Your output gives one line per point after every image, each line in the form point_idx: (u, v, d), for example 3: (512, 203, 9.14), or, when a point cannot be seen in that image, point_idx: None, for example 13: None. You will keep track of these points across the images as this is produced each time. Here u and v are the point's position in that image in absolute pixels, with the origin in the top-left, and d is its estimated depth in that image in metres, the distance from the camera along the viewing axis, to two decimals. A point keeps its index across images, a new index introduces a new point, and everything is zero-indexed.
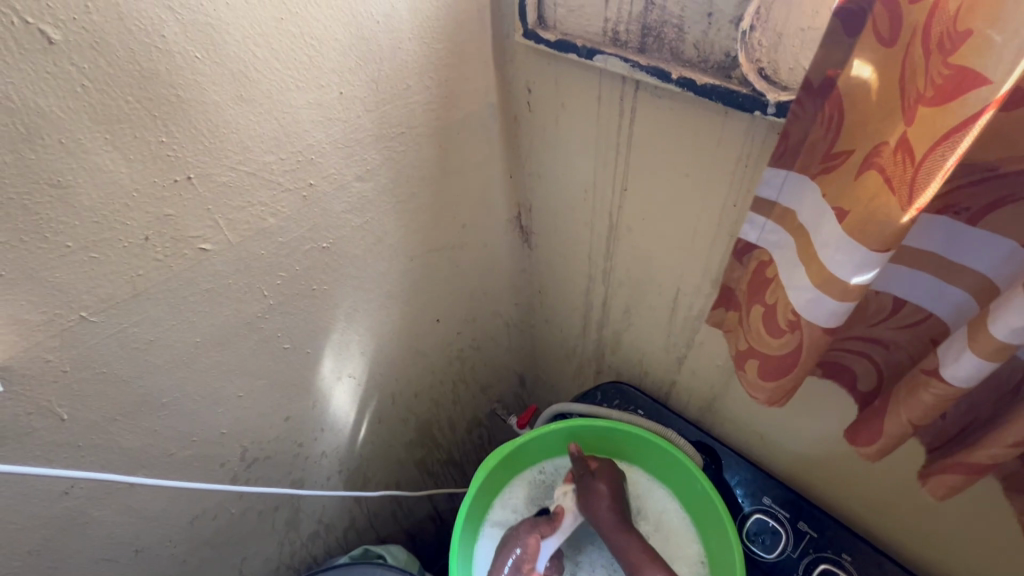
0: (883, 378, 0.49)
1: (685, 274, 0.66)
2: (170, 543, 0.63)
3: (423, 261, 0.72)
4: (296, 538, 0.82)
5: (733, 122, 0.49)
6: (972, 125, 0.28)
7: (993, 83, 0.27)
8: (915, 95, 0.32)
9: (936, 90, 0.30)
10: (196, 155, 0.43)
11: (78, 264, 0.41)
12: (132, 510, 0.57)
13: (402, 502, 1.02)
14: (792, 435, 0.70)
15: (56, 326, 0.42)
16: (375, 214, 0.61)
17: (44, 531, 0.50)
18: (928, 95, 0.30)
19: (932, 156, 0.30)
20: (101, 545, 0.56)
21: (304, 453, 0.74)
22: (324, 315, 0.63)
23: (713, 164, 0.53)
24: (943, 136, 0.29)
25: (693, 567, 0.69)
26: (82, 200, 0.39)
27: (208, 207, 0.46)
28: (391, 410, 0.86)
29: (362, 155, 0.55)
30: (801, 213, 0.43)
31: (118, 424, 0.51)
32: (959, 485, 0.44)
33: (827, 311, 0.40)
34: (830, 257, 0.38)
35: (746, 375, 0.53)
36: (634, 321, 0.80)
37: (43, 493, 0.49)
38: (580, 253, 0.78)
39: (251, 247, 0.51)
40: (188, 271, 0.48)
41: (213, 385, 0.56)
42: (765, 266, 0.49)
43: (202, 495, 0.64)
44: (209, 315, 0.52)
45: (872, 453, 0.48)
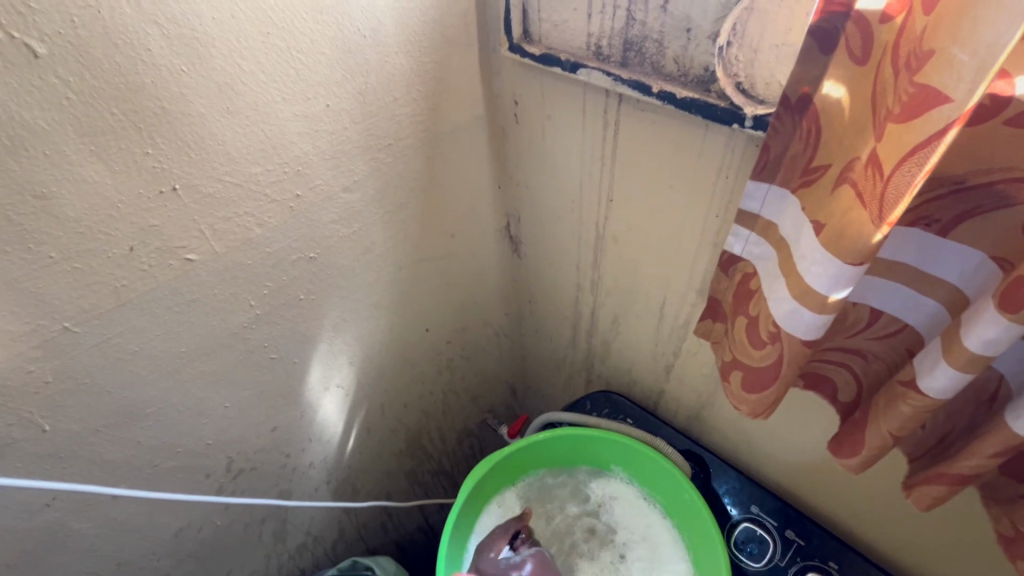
0: (862, 388, 0.49)
1: (671, 284, 0.66)
2: (153, 557, 0.63)
3: (411, 271, 0.72)
4: (283, 550, 0.81)
5: (713, 135, 0.49)
6: (938, 142, 0.29)
7: (954, 101, 0.28)
8: (883, 112, 0.33)
9: (902, 108, 0.31)
10: (182, 166, 0.43)
11: (62, 274, 0.41)
12: (115, 522, 0.56)
13: (392, 513, 1.01)
14: (779, 444, 0.71)
15: (39, 336, 0.42)
16: (363, 225, 0.61)
17: (24, 544, 0.50)
18: (896, 112, 0.31)
19: (901, 171, 0.31)
20: (82, 559, 0.55)
21: (292, 463, 0.73)
22: (311, 325, 0.63)
23: (695, 176, 0.54)
24: (911, 152, 0.30)
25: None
26: (66, 211, 0.39)
27: (193, 218, 0.46)
28: (380, 419, 0.85)
29: (350, 166, 0.56)
30: (782, 226, 0.44)
31: (101, 435, 0.50)
32: (937, 494, 0.44)
33: (806, 323, 0.41)
34: (808, 270, 0.39)
35: (730, 387, 0.53)
36: (622, 331, 0.80)
37: (24, 505, 0.48)
38: (568, 263, 0.79)
39: (238, 258, 0.51)
40: (173, 281, 0.48)
41: (198, 395, 0.56)
42: (750, 278, 0.49)
43: (187, 507, 0.63)
44: (194, 326, 0.52)
45: (853, 464, 0.49)
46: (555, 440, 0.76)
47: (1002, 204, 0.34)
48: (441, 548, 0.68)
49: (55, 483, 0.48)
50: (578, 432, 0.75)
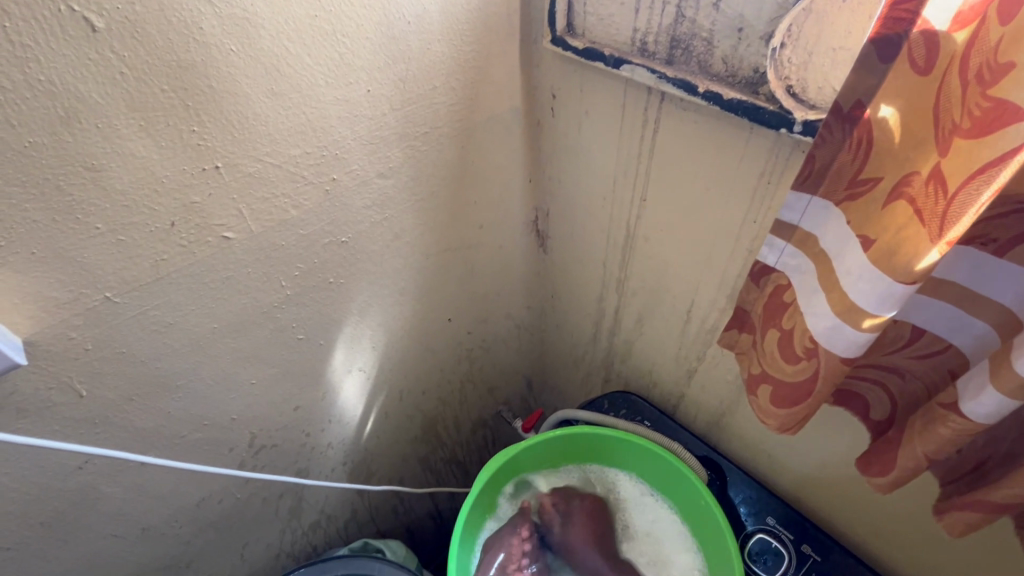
0: (896, 408, 0.48)
1: (700, 287, 0.65)
2: (176, 524, 0.64)
3: (437, 261, 0.73)
4: (297, 527, 0.83)
5: (757, 138, 0.48)
6: (1009, 163, 0.28)
7: None
8: (949, 126, 0.32)
9: (972, 123, 0.30)
10: (225, 145, 0.44)
11: (106, 245, 0.42)
12: (142, 489, 0.58)
13: (404, 498, 1.02)
14: (800, 457, 0.70)
15: (82, 305, 0.43)
16: (395, 211, 0.62)
17: (56, 504, 0.52)
18: (964, 127, 0.30)
19: (967, 190, 0.30)
20: (111, 522, 0.57)
21: (311, 443, 0.75)
22: (339, 308, 0.64)
23: (735, 180, 0.53)
24: (978, 171, 0.30)
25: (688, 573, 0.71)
26: (115, 184, 0.40)
27: (234, 197, 0.47)
28: (399, 405, 0.86)
29: (386, 152, 0.56)
30: (824, 239, 0.41)
31: (134, 404, 0.52)
32: (972, 521, 0.43)
33: (848, 341, 0.40)
34: (854, 287, 0.38)
35: (757, 401, 0.52)
36: (645, 332, 0.79)
37: (59, 467, 0.50)
38: (595, 260, 0.78)
39: (273, 238, 0.52)
40: (211, 257, 0.49)
41: (227, 371, 0.57)
42: (783, 291, 0.47)
43: (210, 479, 0.65)
44: (227, 303, 0.53)
45: (883, 485, 0.48)
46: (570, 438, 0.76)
47: None
48: (455, 535, 0.69)
49: (88, 447, 0.50)
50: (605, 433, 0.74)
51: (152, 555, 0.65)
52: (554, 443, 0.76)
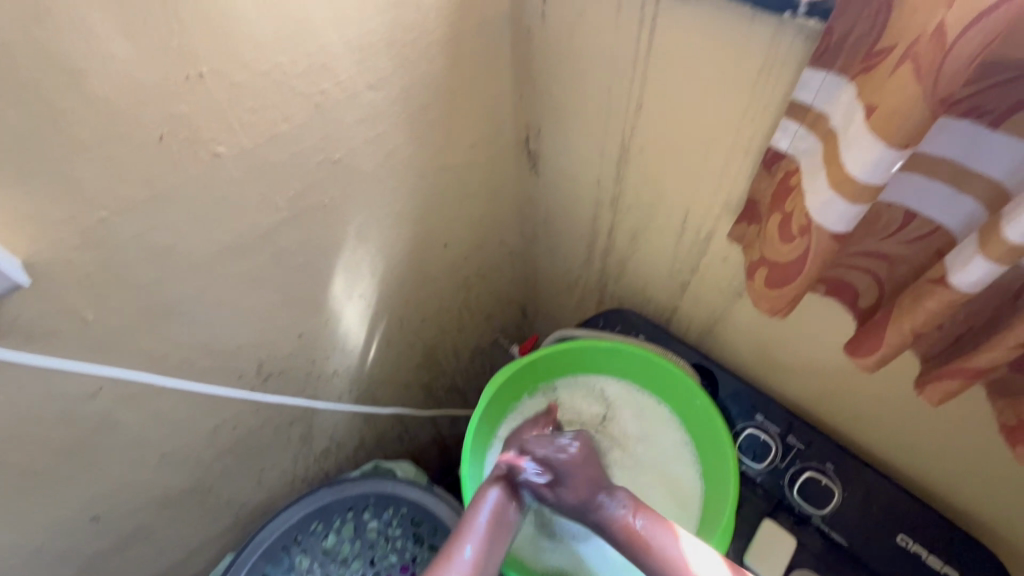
0: (884, 292, 0.51)
1: (696, 196, 0.66)
2: (194, 451, 0.66)
3: (432, 180, 0.71)
4: (310, 453, 0.87)
5: (760, 27, 0.47)
6: None
7: None
8: None
9: None
10: (208, 49, 0.41)
11: (95, 160, 0.40)
12: (158, 416, 0.59)
13: (408, 425, 1.06)
14: (787, 353, 0.74)
15: (78, 225, 0.42)
16: (387, 127, 0.60)
17: (78, 430, 0.53)
18: None
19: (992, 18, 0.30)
20: (132, 447, 0.59)
21: (317, 371, 0.76)
22: (336, 231, 0.63)
23: (733, 77, 0.52)
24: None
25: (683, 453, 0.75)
26: (96, 90, 0.38)
27: (221, 107, 0.45)
28: (398, 333, 0.87)
29: (375, 61, 0.54)
30: (834, 117, 0.44)
31: (142, 330, 0.52)
32: (951, 388, 0.47)
33: (840, 215, 0.42)
34: (851, 157, 0.39)
35: (753, 284, 0.56)
36: (639, 248, 0.80)
37: (74, 394, 0.50)
38: (588, 178, 0.78)
39: (265, 154, 0.50)
40: (204, 175, 0.47)
41: (230, 297, 0.57)
42: (791, 175, 0.50)
43: (221, 407, 0.66)
44: (226, 224, 0.52)
45: (870, 363, 0.51)
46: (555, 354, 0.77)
47: None
48: (472, 420, 0.72)
49: (101, 356, 0.50)
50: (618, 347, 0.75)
51: (173, 480, 0.67)
52: (591, 354, 0.77)
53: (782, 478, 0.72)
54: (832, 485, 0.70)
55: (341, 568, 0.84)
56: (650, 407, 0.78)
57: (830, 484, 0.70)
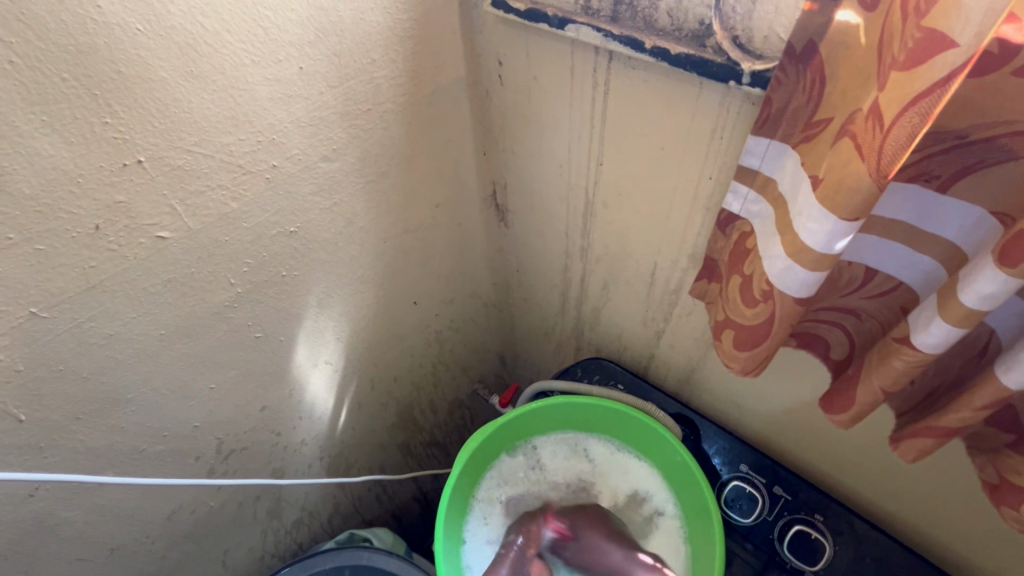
0: (855, 346, 0.50)
1: (662, 249, 0.65)
2: (148, 540, 0.62)
3: (397, 241, 0.70)
4: (279, 527, 0.82)
5: (707, 93, 0.48)
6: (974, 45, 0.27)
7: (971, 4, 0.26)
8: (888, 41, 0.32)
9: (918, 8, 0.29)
10: (145, 137, 0.40)
11: (23, 256, 0.38)
12: (104, 509, 0.55)
13: (386, 485, 1.01)
14: (765, 401, 0.72)
15: (5, 324, 0.40)
16: (344, 195, 0.59)
17: (11, 535, 0.49)
18: (910, 24, 0.29)
19: (926, 99, 0.29)
20: (75, 546, 0.55)
21: (283, 442, 0.73)
22: (296, 301, 0.61)
23: (687, 138, 0.52)
24: (925, 86, 0.29)
25: (669, 513, 0.72)
26: (22, 188, 0.36)
27: (162, 192, 0.43)
28: (371, 394, 0.84)
29: (327, 133, 0.53)
30: (781, 183, 0.44)
31: (81, 422, 0.49)
32: (926, 446, 0.45)
33: (799, 281, 0.41)
34: (804, 227, 0.39)
35: (721, 345, 0.54)
36: (611, 298, 0.80)
37: (6, 497, 0.47)
38: (555, 231, 0.77)
39: (214, 234, 0.49)
40: (145, 260, 0.45)
41: (182, 378, 0.55)
42: (745, 237, 0.50)
43: (178, 491, 0.62)
44: (172, 307, 0.50)
45: (844, 421, 0.50)
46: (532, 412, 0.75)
47: (1003, 158, 0.33)
48: (448, 482, 0.68)
49: (35, 456, 0.46)
50: (598, 403, 0.73)
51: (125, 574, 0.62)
52: (572, 411, 0.75)
53: (771, 532, 0.70)
54: (823, 538, 0.68)
55: None
56: (636, 463, 0.75)
57: (821, 537, 0.68)
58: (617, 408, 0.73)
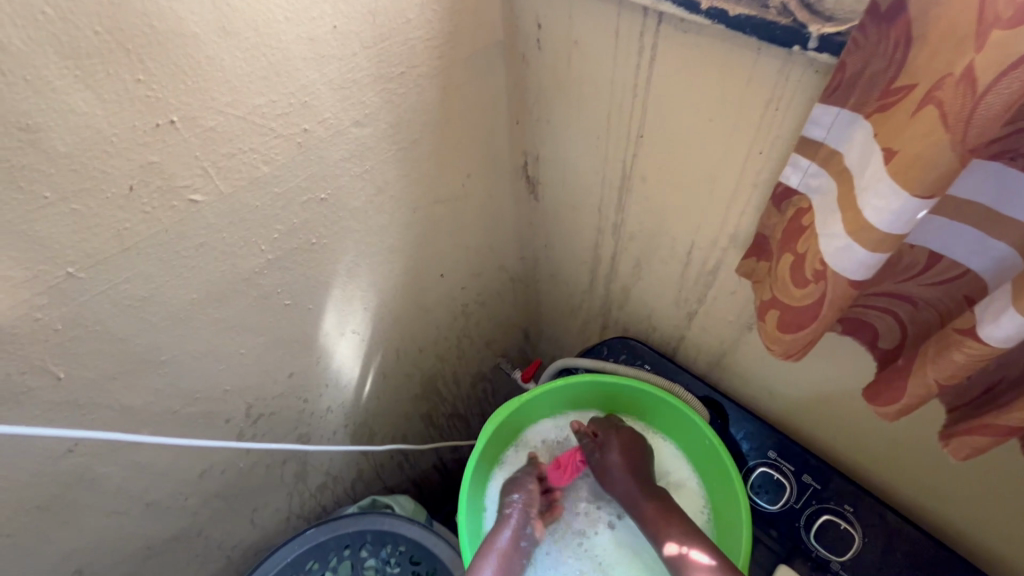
0: (907, 335, 0.47)
1: (702, 227, 0.63)
2: (180, 497, 0.64)
3: (426, 212, 0.69)
4: (304, 490, 0.84)
5: (766, 59, 0.44)
6: None
7: None
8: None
9: None
10: (179, 96, 0.39)
11: (59, 215, 0.38)
12: (139, 466, 0.57)
13: (408, 454, 1.03)
14: (801, 387, 0.70)
15: (43, 283, 0.40)
16: (375, 162, 0.57)
17: (52, 487, 0.50)
18: None
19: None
20: (112, 500, 0.56)
21: (309, 409, 0.73)
22: (325, 269, 0.61)
23: (739, 108, 0.49)
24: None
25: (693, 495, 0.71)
26: (57, 145, 0.36)
27: (196, 155, 0.43)
28: (396, 365, 0.84)
29: (360, 97, 0.51)
30: (849, 155, 0.41)
31: (118, 382, 0.49)
32: (980, 445, 0.43)
33: (857, 262, 0.39)
34: (870, 203, 0.37)
35: (764, 326, 0.52)
36: (643, 277, 0.77)
37: (47, 451, 0.48)
38: (588, 205, 0.75)
39: (246, 198, 0.48)
40: (178, 223, 0.45)
41: (214, 343, 0.55)
42: (802, 214, 0.47)
43: (209, 452, 0.63)
44: (205, 271, 0.49)
45: (890, 413, 0.48)
46: (558, 389, 0.74)
47: None
48: (472, 457, 0.68)
49: (72, 413, 0.48)
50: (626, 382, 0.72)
51: (159, 527, 0.65)
52: (598, 389, 0.74)
53: (797, 520, 0.69)
54: (851, 529, 0.66)
55: None
56: (660, 445, 0.75)
57: (849, 528, 0.66)
58: (645, 388, 0.71)
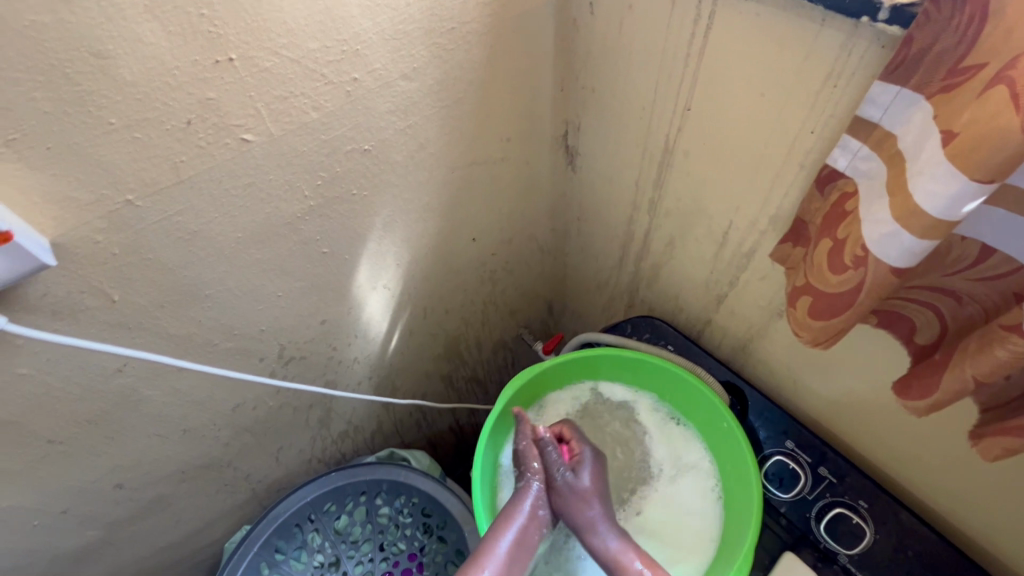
0: (946, 331, 0.46)
1: (741, 208, 0.62)
2: (214, 427, 0.68)
3: (464, 173, 0.69)
4: (327, 435, 0.88)
5: (829, 32, 0.43)
6: None
7: None
8: None
9: None
10: (238, 34, 0.40)
11: (122, 143, 0.40)
12: (180, 393, 0.60)
13: (427, 413, 1.06)
14: (827, 380, 0.69)
15: (104, 207, 0.42)
16: (418, 118, 0.58)
17: (101, 403, 0.54)
18: None
19: None
20: (154, 422, 0.60)
21: (338, 357, 0.76)
22: (362, 221, 0.62)
23: (795, 83, 0.48)
24: None
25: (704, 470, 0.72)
26: (124, 74, 0.37)
27: (250, 94, 0.44)
28: (422, 323, 0.86)
29: (410, 50, 0.52)
30: (904, 138, 0.39)
31: (165, 311, 0.52)
32: (1012, 445, 0.42)
33: (902, 249, 0.38)
34: (922, 187, 0.36)
35: (794, 312, 0.51)
36: (675, 256, 0.77)
37: (99, 369, 0.51)
38: (626, 178, 0.74)
39: (293, 142, 0.49)
40: (229, 161, 0.46)
41: (253, 283, 0.57)
42: (847, 198, 0.45)
43: (243, 387, 0.67)
44: (250, 211, 0.51)
45: (919, 408, 0.47)
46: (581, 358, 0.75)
47: None
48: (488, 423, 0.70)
49: (123, 337, 0.51)
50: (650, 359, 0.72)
51: (194, 453, 0.69)
52: (621, 361, 0.75)
53: (808, 511, 0.69)
54: (863, 524, 0.66)
55: (350, 549, 0.87)
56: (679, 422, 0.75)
57: (861, 523, 0.66)
58: (668, 366, 0.71)
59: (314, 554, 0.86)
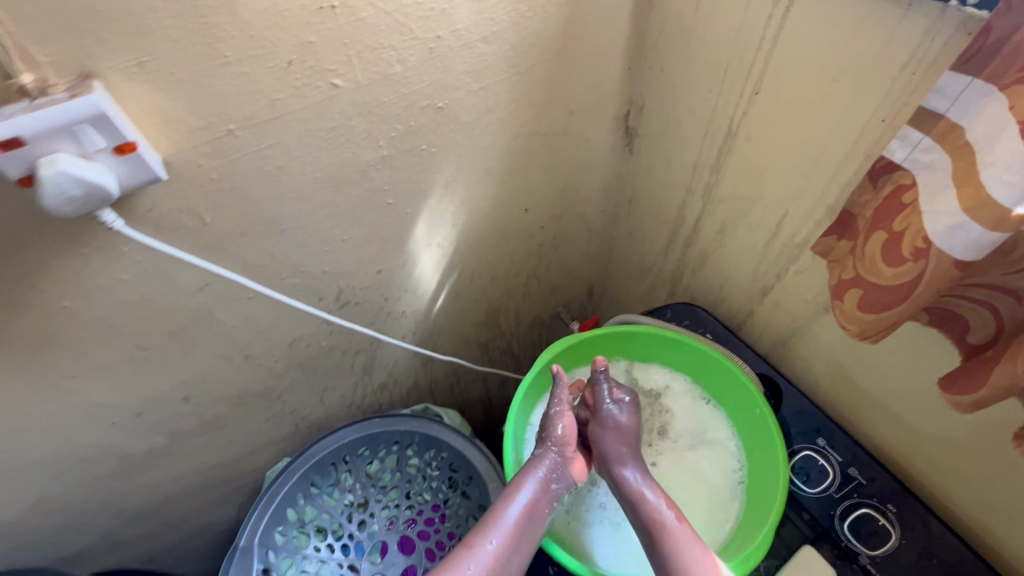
0: (1000, 330, 0.46)
1: (799, 197, 0.62)
2: (272, 358, 0.73)
3: (526, 141, 0.71)
4: (368, 384, 0.92)
5: (912, 19, 0.43)
6: None
7: None
8: None
9: None
10: None
11: (233, 75, 0.44)
12: (248, 319, 0.65)
13: (461, 377, 1.10)
14: (867, 380, 0.68)
15: (210, 134, 0.47)
16: (491, 82, 0.61)
17: (182, 317, 0.59)
18: None
19: None
20: (222, 343, 0.66)
21: (388, 308, 0.80)
22: (427, 177, 0.65)
23: (870, 69, 0.48)
24: None
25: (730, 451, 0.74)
26: (243, 11, 0.41)
27: (345, 42, 0.47)
28: (468, 287, 0.90)
29: (492, 14, 0.54)
30: (971, 130, 0.39)
31: (246, 239, 0.57)
32: None
33: (969, 241, 0.39)
34: (995, 178, 0.37)
35: (842, 306, 0.51)
36: (725, 243, 0.77)
37: (185, 285, 0.57)
38: (684, 161, 0.74)
39: (377, 92, 0.53)
40: (319, 104, 0.50)
41: (323, 224, 0.62)
42: (904, 190, 0.44)
43: (302, 323, 0.72)
44: (331, 154, 0.55)
45: (963, 405, 0.47)
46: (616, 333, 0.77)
47: None
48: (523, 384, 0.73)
49: (208, 257, 0.56)
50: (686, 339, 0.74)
51: (252, 380, 0.74)
52: (656, 340, 0.76)
53: (832, 509, 0.69)
54: (888, 527, 0.66)
55: (378, 493, 0.92)
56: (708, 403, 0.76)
57: (886, 526, 0.66)
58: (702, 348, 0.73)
59: (346, 493, 0.91)
